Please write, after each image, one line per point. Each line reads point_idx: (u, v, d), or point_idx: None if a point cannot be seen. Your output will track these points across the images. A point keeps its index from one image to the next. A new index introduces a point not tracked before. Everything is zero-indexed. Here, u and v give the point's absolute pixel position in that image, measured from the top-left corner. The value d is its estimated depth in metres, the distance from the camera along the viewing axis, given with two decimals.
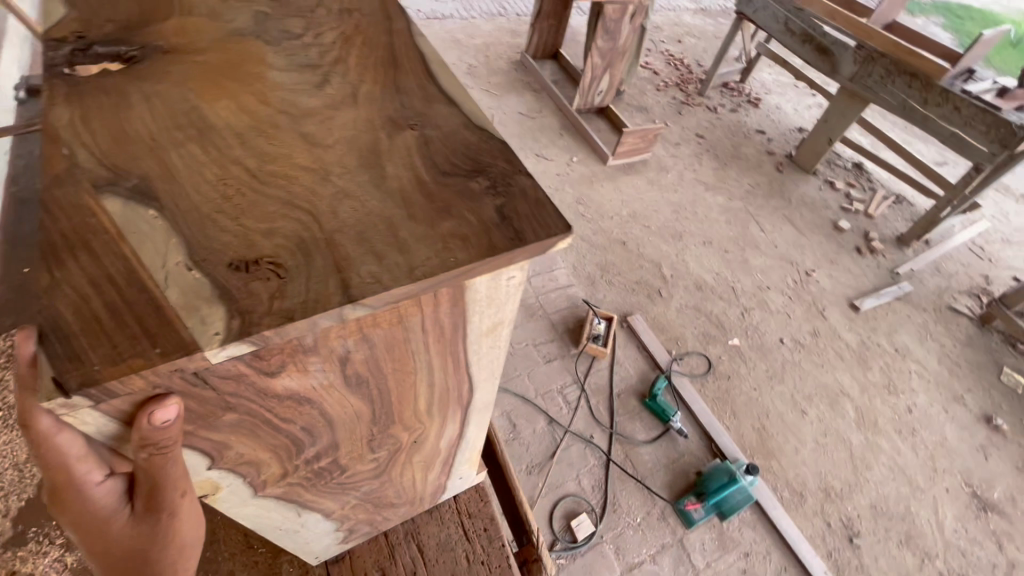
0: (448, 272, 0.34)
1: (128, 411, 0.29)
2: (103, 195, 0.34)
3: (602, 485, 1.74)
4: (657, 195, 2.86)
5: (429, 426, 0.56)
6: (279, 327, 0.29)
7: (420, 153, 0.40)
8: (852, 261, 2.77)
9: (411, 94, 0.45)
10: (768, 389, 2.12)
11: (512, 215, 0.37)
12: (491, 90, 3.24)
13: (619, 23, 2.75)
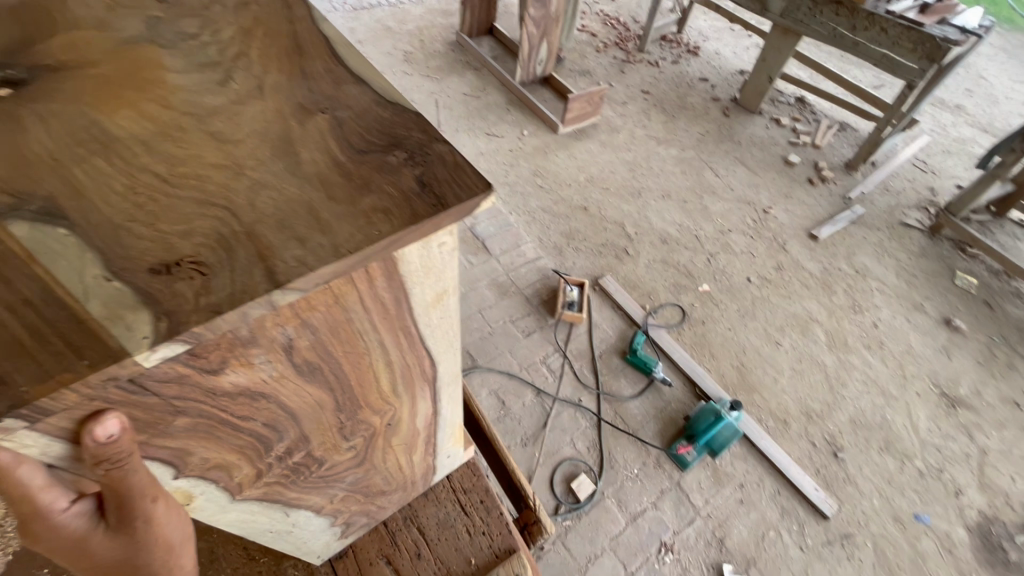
0: (373, 245, 0.34)
1: (70, 428, 0.30)
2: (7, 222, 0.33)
3: (596, 444, 1.79)
4: (611, 157, 2.88)
5: (400, 407, 0.57)
6: (209, 322, 0.30)
7: (334, 134, 0.40)
8: (806, 193, 2.85)
9: (318, 78, 0.45)
10: (741, 327, 2.19)
11: (432, 181, 0.38)
12: (431, 74, 3.18)
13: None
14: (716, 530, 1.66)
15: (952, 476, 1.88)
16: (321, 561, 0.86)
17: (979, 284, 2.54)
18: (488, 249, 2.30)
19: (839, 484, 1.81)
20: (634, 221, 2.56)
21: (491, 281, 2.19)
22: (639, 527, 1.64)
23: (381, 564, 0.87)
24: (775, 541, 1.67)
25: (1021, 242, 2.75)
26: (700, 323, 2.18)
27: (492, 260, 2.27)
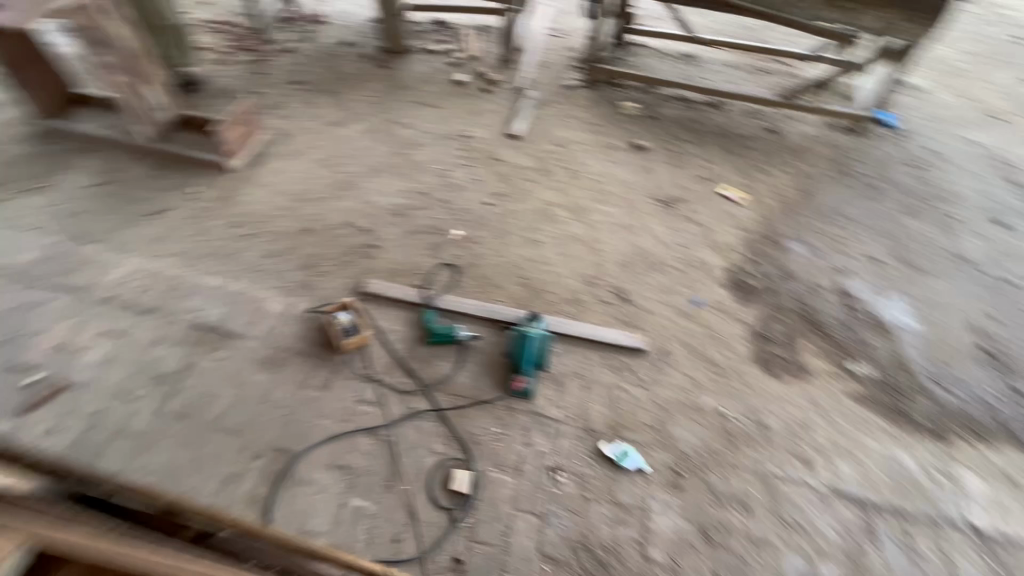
0: None
1: None
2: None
3: (451, 434, 1.75)
4: (302, 164, 2.64)
5: None
6: None
7: None
8: (487, 102, 3.00)
9: None
10: (505, 247, 2.29)
11: None
12: (31, 184, 2.45)
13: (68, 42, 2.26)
14: (582, 424, 1.80)
15: (698, 257, 2.31)
16: None
17: (638, 105, 3.04)
18: (232, 333, 1.97)
19: (638, 319, 2.09)
20: (362, 212, 2.42)
21: (255, 362, 1.90)
22: (527, 473, 1.69)
23: None
24: (624, 396, 1.87)
25: (645, 57, 3.33)
26: (471, 266, 2.22)
27: (243, 340, 1.95)
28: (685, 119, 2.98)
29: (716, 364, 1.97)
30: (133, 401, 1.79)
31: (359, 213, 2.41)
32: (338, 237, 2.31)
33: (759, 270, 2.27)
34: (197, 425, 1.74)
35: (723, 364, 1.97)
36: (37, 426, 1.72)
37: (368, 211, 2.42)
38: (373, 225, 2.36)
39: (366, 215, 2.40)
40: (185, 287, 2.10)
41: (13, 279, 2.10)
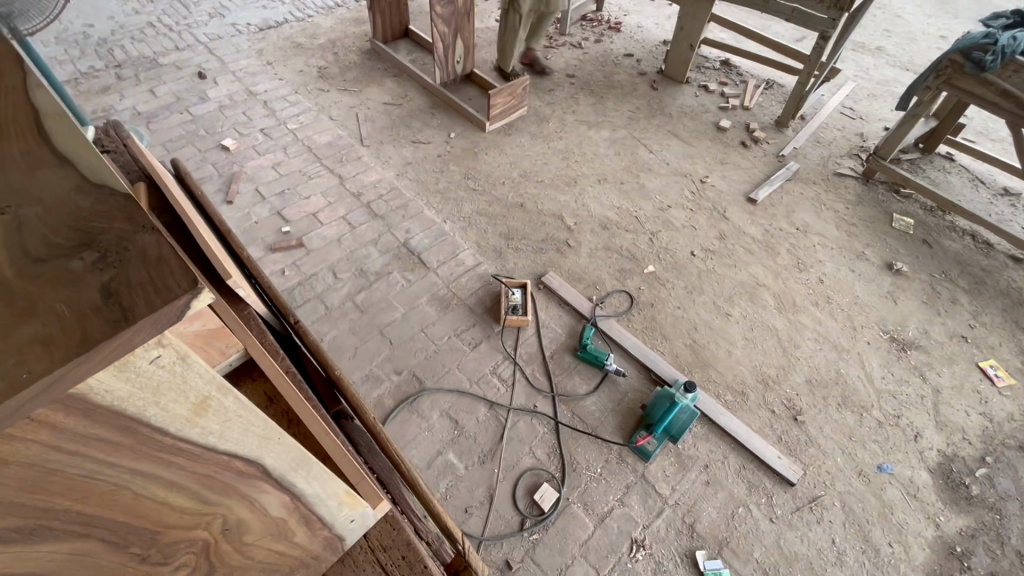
0: (18, 396, 0.27)
1: None
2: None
3: (556, 448, 1.75)
4: (543, 148, 2.81)
5: (232, 511, 0.51)
6: None
7: (9, 243, 0.34)
8: (740, 157, 2.84)
9: (5, 171, 0.37)
10: (691, 304, 2.17)
11: (121, 288, 0.32)
12: (348, 86, 3.05)
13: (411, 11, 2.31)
14: (687, 517, 1.64)
15: (910, 421, 1.89)
16: None
17: (916, 223, 2.57)
18: (426, 263, 2.22)
19: (801, 447, 1.80)
20: (573, 210, 2.50)
21: (431, 296, 2.11)
22: (608, 528, 1.60)
23: None
24: (745, 517, 1.65)
25: (950, 175, 2.79)
26: (649, 304, 2.15)
27: (431, 274, 2.19)
28: (971, 262, 2.43)
29: (874, 549, 1.61)
30: (337, 279, 2.14)
31: (571, 211, 2.49)
32: (544, 223, 2.43)
33: (987, 476, 1.79)
34: (369, 322, 2.02)
35: (883, 554, 1.61)
36: (274, 264, 2.17)
37: (579, 212, 2.49)
38: (577, 227, 2.43)
39: (576, 215, 2.48)
40: (411, 210, 2.42)
41: (308, 151, 2.66)
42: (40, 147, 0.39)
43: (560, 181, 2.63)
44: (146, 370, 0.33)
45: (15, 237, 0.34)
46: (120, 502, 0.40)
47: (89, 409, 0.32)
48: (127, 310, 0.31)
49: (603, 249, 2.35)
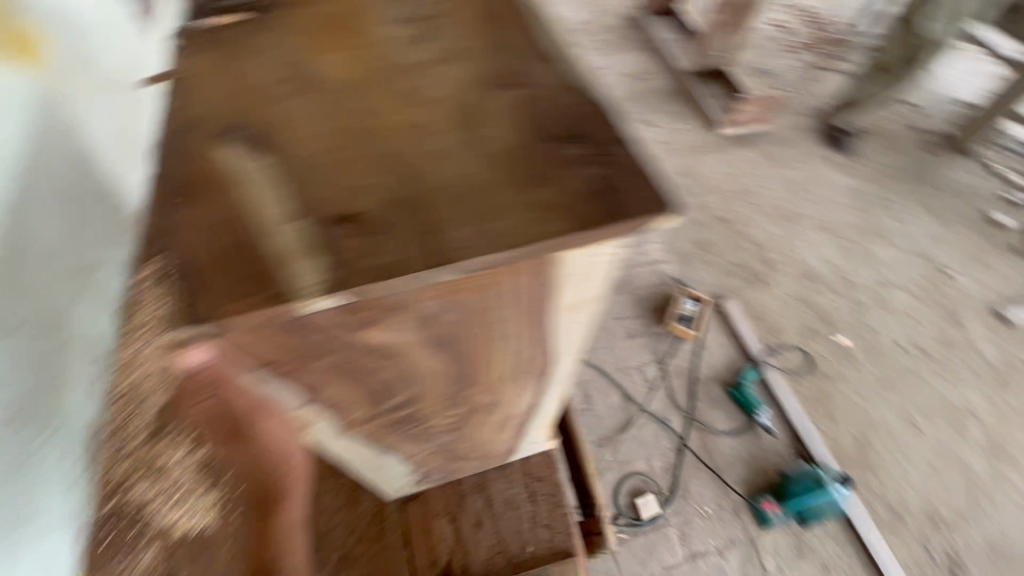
0: (539, 242, 0.38)
1: (255, 342, 0.39)
2: (211, 232, 0.40)
3: (673, 468, 1.70)
4: (771, 171, 2.59)
5: (508, 391, 0.60)
6: (373, 283, 0.37)
7: (518, 115, 0.43)
8: (1004, 264, 2.35)
9: (514, 50, 0.46)
10: (876, 396, 1.90)
11: (610, 189, 0.39)
12: (597, 47, 3.07)
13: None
14: None
15: None
16: (392, 497, 0.89)
17: None
18: None
19: None
20: (780, 245, 2.28)
21: None
22: (695, 567, 1.56)
23: (446, 519, 0.89)
24: None
25: None
26: (827, 375, 1.92)
27: None
28: None
29: None
30: None
31: (777, 244, 2.28)
32: (745, 245, 2.25)
33: None
34: None
35: None
36: None
37: (787, 250, 2.27)
38: (777, 263, 2.21)
39: (782, 250, 2.26)
40: None
41: None
42: (530, 41, 0.46)
43: (776, 211, 2.42)
44: (589, 260, 0.42)
45: (521, 109, 0.43)
46: (482, 352, 0.52)
47: (545, 272, 0.41)
48: (613, 208, 0.39)
49: (797, 300, 2.11)
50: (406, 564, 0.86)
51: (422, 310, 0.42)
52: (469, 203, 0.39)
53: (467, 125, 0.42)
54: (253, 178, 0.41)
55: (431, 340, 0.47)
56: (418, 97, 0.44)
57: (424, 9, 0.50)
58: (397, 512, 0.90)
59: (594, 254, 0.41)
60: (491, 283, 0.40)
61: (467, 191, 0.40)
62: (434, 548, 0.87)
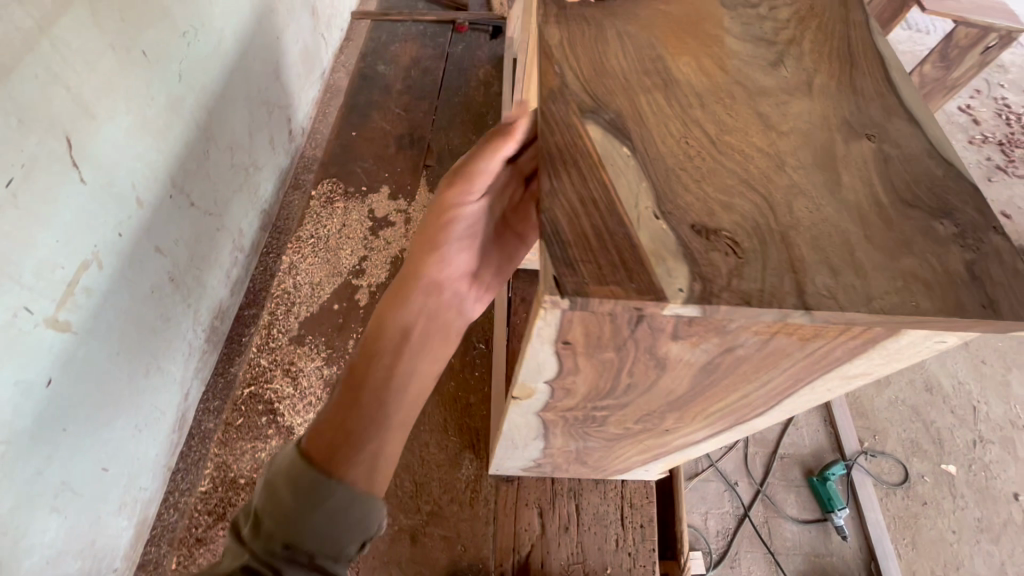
0: (910, 315, 0.31)
1: (572, 324, 0.32)
2: (545, 198, 0.32)
3: (728, 535, 1.62)
4: None
5: (690, 425, 0.55)
6: (735, 307, 0.30)
7: (879, 170, 0.37)
8: None
9: (868, 100, 0.41)
10: (972, 541, 1.71)
11: (984, 278, 0.33)
12: None
13: (966, 52, 1.71)
14: None
15: None
16: (492, 472, 0.90)
17: None
18: None
19: None
20: None
21: None
22: None
23: (534, 512, 0.89)
24: None
25: None
26: (917, 497, 1.77)
27: None
28: None
29: None
30: None
31: None
32: None
33: None
34: None
35: None
36: None
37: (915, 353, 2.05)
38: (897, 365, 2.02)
39: None
40: None
41: None
42: (889, 96, 0.42)
43: None
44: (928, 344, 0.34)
45: (885, 166, 0.37)
46: (724, 390, 0.44)
47: (878, 342, 0.34)
48: (990, 301, 0.32)
49: (911, 409, 1.93)
50: (489, 540, 0.87)
51: (738, 342, 0.35)
52: (848, 253, 0.32)
53: (825, 165, 0.36)
54: (594, 151, 0.35)
55: (705, 369, 0.40)
56: (771, 121, 0.38)
57: (768, 27, 0.45)
58: (491, 488, 0.91)
59: (954, 340, 0.34)
60: (820, 334, 0.33)
61: (847, 241, 0.33)
62: (518, 535, 0.87)
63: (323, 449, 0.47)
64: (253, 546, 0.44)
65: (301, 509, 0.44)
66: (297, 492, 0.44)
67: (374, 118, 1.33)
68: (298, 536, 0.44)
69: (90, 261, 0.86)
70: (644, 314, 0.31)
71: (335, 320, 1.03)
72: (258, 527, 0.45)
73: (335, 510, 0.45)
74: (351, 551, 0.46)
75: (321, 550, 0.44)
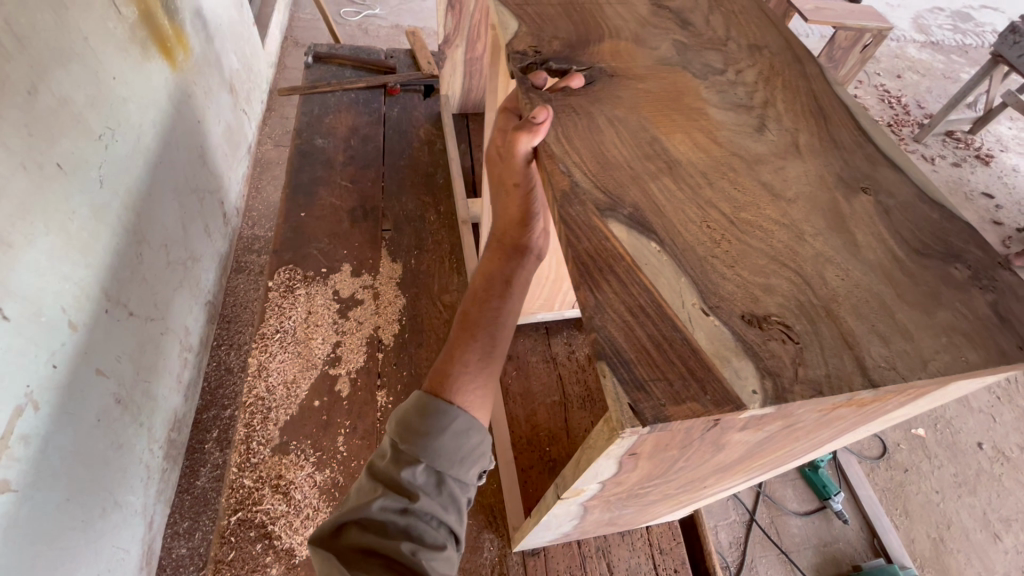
0: (962, 372, 0.31)
1: (643, 440, 0.31)
2: (594, 312, 0.31)
3: (740, 543, 1.63)
4: None
5: (731, 479, 0.54)
6: (811, 398, 0.29)
7: (885, 224, 0.38)
8: None
9: (851, 152, 0.43)
10: (955, 497, 1.81)
11: (1010, 316, 0.34)
12: None
13: (849, 52, 1.89)
14: None
15: None
16: (516, 550, 0.86)
17: None
18: None
19: None
20: None
21: None
22: None
23: None
24: None
25: None
26: (899, 465, 1.86)
27: None
28: None
29: None
30: None
31: None
32: None
33: None
34: None
35: None
36: None
37: None
38: None
39: None
40: None
41: None
42: (868, 145, 0.44)
43: None
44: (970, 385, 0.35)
45: (889, 218, 0.39)
46: (770, 453, 0.44)
47: (924, 392, 0.35)
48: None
49: None
50: None
51: (800, 420, 0.34)
52: (889, 316, 0.33)
53: (839, 228, 0.38)
54: (624, 251, 0.34)
55: (760, 443, 0.39)
56: (776, 191, 0.39)
57: (741, 93, 0.47)
58: (518, 567, 0.85)
59: (996, 381, 0.35)
60: (875, 401, 0.33)
61: (883, 303, 0.34)
62: None
63: (441, 378, 0.56)
64: (391, 474, 0.52)
65: (430, 433, 0.52)
66: (425, 417, 0.52)
67: (321, 194, 1.28)
68: (429, 458, 0.51)
69: (24, 404, 0.80)
70: (719, 421, 0.30)
71: (319, 417, 0.96)
72: (393, 456, 0.53)
73: (456, 428, 0.53)
74: (471, 473, 0.53)
75: (448, 469, 0.52)
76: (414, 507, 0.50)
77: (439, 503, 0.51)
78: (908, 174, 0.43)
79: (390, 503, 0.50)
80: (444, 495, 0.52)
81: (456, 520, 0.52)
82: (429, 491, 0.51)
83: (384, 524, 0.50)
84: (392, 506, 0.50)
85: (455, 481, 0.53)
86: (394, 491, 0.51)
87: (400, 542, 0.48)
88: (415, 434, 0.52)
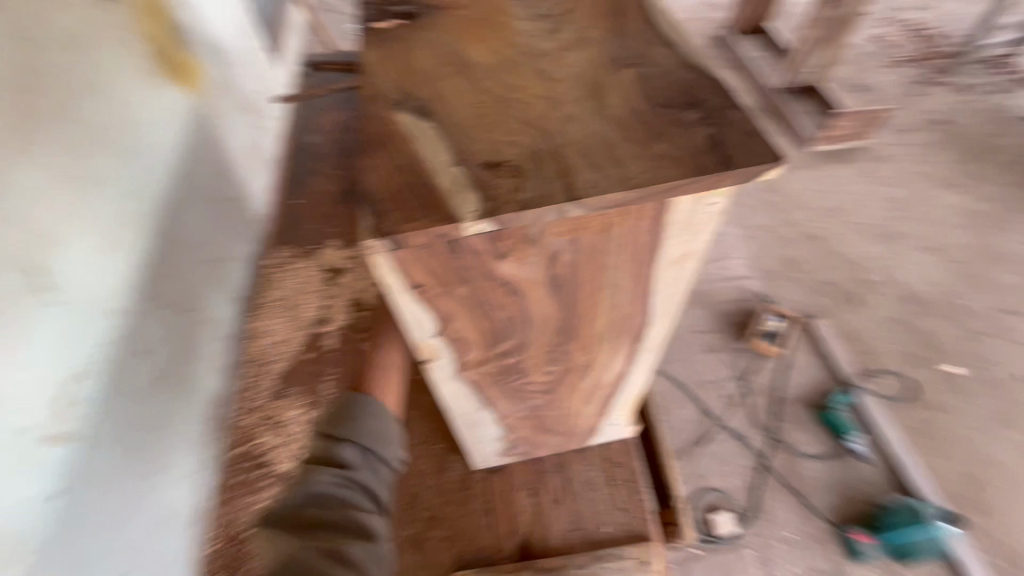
0: (657, 185, 0.38)
1: (407, 265, 0.40)
2: (365, 173, 0.41)
3: (752, 487, 1.62)
4: (867, 188, 2.37)
5: (601, 353, 0.62)
6: (518, 211, 0.37)
7: (639, 88, 0.45)
8: None
9: (632, 39, 0.50)
10: (991, 433, 1.72)
11: (724, 142, 0.40)
12: None
13: None
14: None
15: None
16: (478, 468, 0.95)
17: None
18: None
19: None
20: (882, 265, 2.11)
21: None
22: None
23: (526, 495, 0.93)
24: None
25: None
26: (928, 404, 1.78)
27: None
28: None
29: None
30: None
31: (880, 255, 2.14)
32: (839, 245, 2.17)
33: None
34: None
35: None
36: None
37: (889, 271, 2.09)
38: (876, 285, 2.05)
39: (882, 271, 2.09)
40: None
41: None
42: (651, 31, 0.51)
43: (877, 227, 2.23)
44: (702, 208, 0.41)
45: (644, 83, 0.45)
46: (591, 307, 0.51)
47: (660, 217, 0.41)
48: (728, 158, 0.39)
49: (901, 324, 1.95)
50: (488, 530, 0.92)
51: (555, 249, 0.42)
52: (610, 151, 0.40)
53: (593, 95, 0.45)
54: (402, 131, 0.43)
55: (554, 287, 0.47)
56: (550, 74, 0.47)
57: (549, 7, 0.55)
58: (481, 483, 0.95)
59: (726, 202, 0.41)
60: (607, 223, 0.40)
61: (608, 143, 0.41)
62: (514, 518, 0.92)
63: None
64: (327, 461, 0.75)
65: (354, 416, 0.79)
66: (350, 402, 0.81)
67: (311, 183, 1.44)
68: (355, 438, 0.77)
69: None
70: (453, 239, 0.38)
71: (308, 369, 1.10)
72: (328, 451, 0.77)
73: (375, 406, 0.82)
74: (384, 451, 0.79)
75: (368, 445, 0.78)
76: (347, 477, 0.73)
77: (365, 475, 0.75)
78: (681, 49, 0.49)
79: (327, 481, 0.72)
80: (368, 468, 0.77)
81: (377, 490, 0.76)
82: (356, 468, 0.75)
83: (325, 497, 0.71)
84: (332, 478, 0.73)
85: (375, 458, 0.78)
86: (330, 470, 0.74)
87: (339, 507, 0.70)
88: (344, 425, 0.79)
